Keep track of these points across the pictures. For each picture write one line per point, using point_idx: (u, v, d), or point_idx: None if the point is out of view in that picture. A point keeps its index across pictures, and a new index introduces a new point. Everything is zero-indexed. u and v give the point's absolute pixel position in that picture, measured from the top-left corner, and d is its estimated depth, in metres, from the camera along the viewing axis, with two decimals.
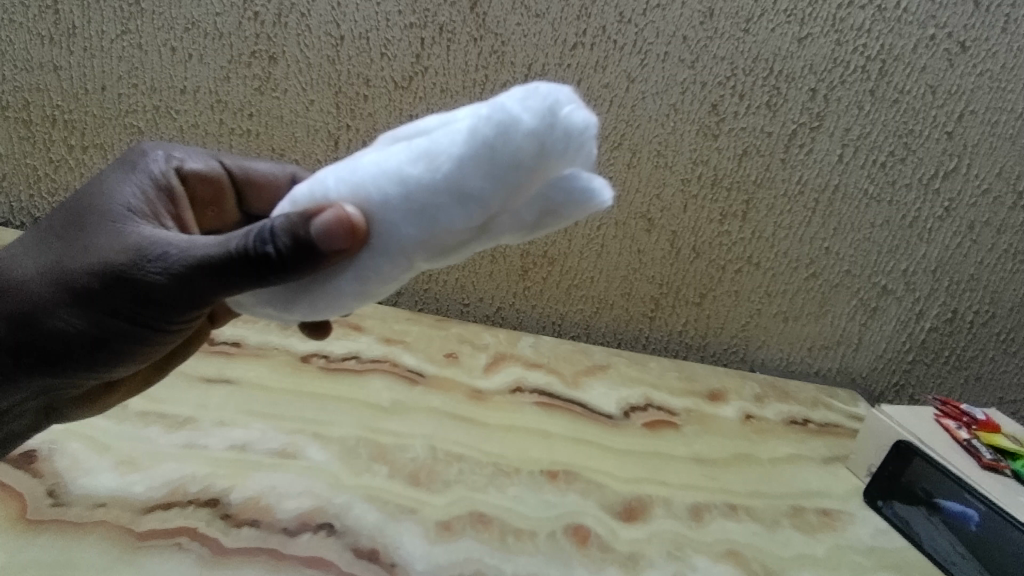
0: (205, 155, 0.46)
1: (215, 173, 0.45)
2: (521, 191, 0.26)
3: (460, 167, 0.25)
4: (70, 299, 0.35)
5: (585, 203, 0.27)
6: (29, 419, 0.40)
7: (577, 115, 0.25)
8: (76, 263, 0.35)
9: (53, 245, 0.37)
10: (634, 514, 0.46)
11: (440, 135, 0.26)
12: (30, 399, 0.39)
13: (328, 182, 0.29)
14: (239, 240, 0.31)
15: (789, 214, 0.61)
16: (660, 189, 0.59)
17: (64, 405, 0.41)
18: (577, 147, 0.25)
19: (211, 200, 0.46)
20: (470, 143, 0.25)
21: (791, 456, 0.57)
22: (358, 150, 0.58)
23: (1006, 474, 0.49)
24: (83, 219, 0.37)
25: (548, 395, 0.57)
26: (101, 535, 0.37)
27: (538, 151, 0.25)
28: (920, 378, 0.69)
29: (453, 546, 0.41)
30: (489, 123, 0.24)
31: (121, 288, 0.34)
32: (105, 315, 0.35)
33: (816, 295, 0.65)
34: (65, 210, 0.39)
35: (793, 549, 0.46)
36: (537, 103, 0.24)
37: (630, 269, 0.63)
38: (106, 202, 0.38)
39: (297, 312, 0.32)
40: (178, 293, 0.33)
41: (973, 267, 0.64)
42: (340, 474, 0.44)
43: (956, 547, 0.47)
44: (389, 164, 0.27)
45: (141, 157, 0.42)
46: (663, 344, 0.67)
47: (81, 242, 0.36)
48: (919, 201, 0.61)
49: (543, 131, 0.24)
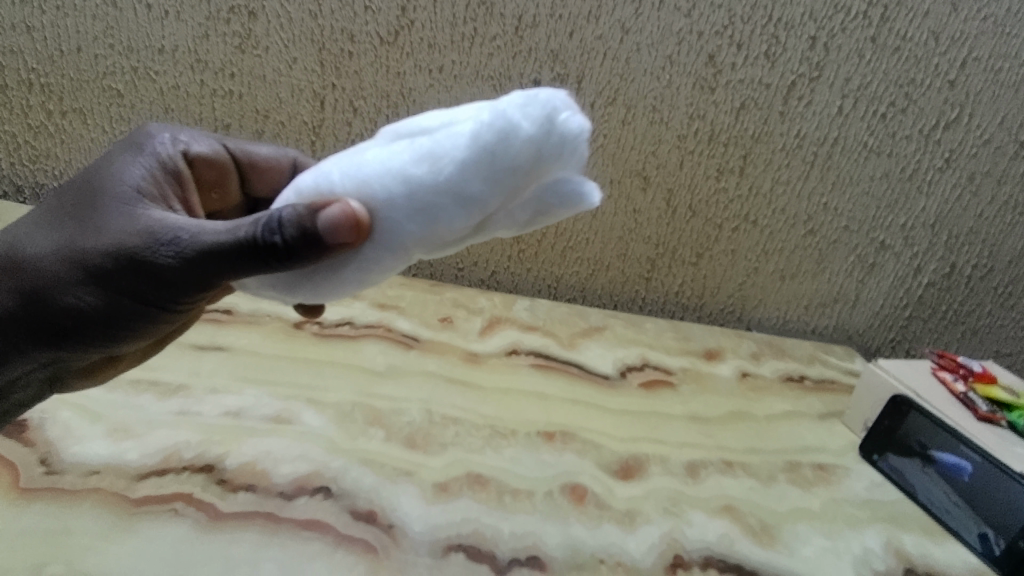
0: (209, 137, 0.45)
1: (220, 157, 0.44)
2: (517, 192, 0.27)
3: (463, 171, 0.26)
4: (81, 280, 0.34)
5: (575, 203, 0.28)
6: (35, 388, 0.39)
7: (572, 121, 0.26)
8: (90, 244, 0.34)
9: (66, 224, 0.36)
10: (630, 472, 0.46)
11: (443, 137, 0.27)
12: (37, 368, 0.38)
13: (333, 175, 0.29)
14: (248, 228, 0.30)
15: (787, 169, 0.60)
16: (656, 146, 0.58)
17: (68, 376, 0.40)
18: (570, 151, 0.26)
19: (216, 183, 0.45)
20: (472, 148, 0.26)
21: (787, 413, 0.57)
22: (344, 110, 0.57)
23: (1001, 425, 0.49)
24: (95, 199, 0.36)
25: (544, 356, 0.56)
26: (95, 501, 0.37)
27: (535, 155, 0.26)
28: (917, 333, 0.69)
29: (449, 506, 0.41)
30: (491, 130, 0.25)
31: (132, 271, 0.33)
32: (119, 294, 0.34)
33: (814, 252, 0.64)
34: (76, 191, 0.37)
35: (788, 504, 0.46)
36: (536, 110, 0.26)
37: (625, 230, 0.62)
38: (119, 184, 0.37)
39: (299, 296, 0.32)
40: (189, 277, 0.33)
41: (972, 220, 0.63)
42: (336, 439, 0.44)
43: (949, 496, 0.48)
44: (393, 163, 0.27)
45: (148, 139, 0.41)
46: (659, 306, 0.66)
47: (94, 223, 0.35)
48: (919, 152, 0.60)
49: (540, 137, 0.26)
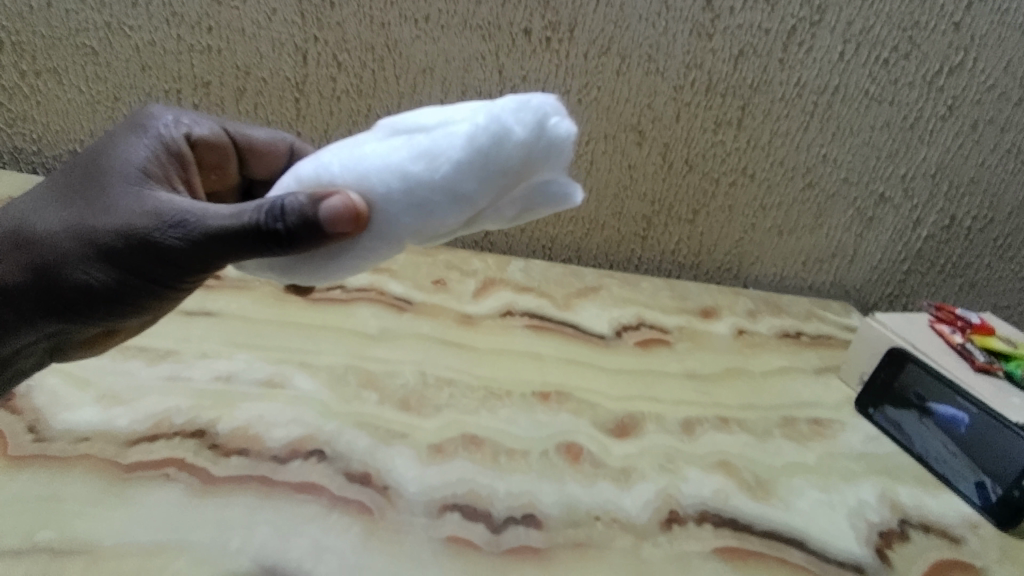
0: (209, 120, 0.43)
1: (220, 140, 0.43)
2: (507, 190, 0.29)
3: (458, 171, 0.28)
4: (78, 261, 0.33)
5: (559, 202, 0.31)
6: (36, 358, 0.39)
7: (561, 126, 0.28)
8: (100, 222, 0.33)
9: (72, 201, 0.35)
10: (626, 430, 0.46)
11: (440, 136, 0.29)
12: (40, 341, 0.37)
13: (333, 166, 0.31)
14: (251, 213, 0.31)
15: (786, 119, 0.58)
16: (651, 98, 0.57)
17: (70, 346, 0.40)
18: (558, 154, 0.29)
19: (216, 165, 0.43)
20: (468, 149, 0.28)
21: (783, 368, 0.56)
22: (328, 64, 0.55)
23: (999, 376, 0.49)
24: (101, 178, 0.35)
25: (539, 317, 0.56)
26: (86, 468, 0.36)
27: (525, 158, 0.28)
28: (915, 288, 0.68)
29: (445, 467, 0.41)
30: (486, 133, 0.28)
31: (131, 253, 0.33)
32: (128, 272, 0.33)
33: (812, 206, 0.63)
34: (82, 168, 0.36)
35: (784, 459, 0.46)
36: (529, 116, 0.28)
37: (621, 187, 0.61)
38: (125, 164, 0.36)
39: (296, 277, 0.34)
40: (190, 258, 0.32)
41: (974, 169, 0.62)
42: (329, 403, 0.44)
43: (948, 446, 0.48)
44: (392, 159, 0.29)
45: (150, 119, 0.40)
46: (655, 265, 0.65)
47: (102, 202, 0.34)
48: (921, 99, 0.58)
49: (531, 142, 0.28)
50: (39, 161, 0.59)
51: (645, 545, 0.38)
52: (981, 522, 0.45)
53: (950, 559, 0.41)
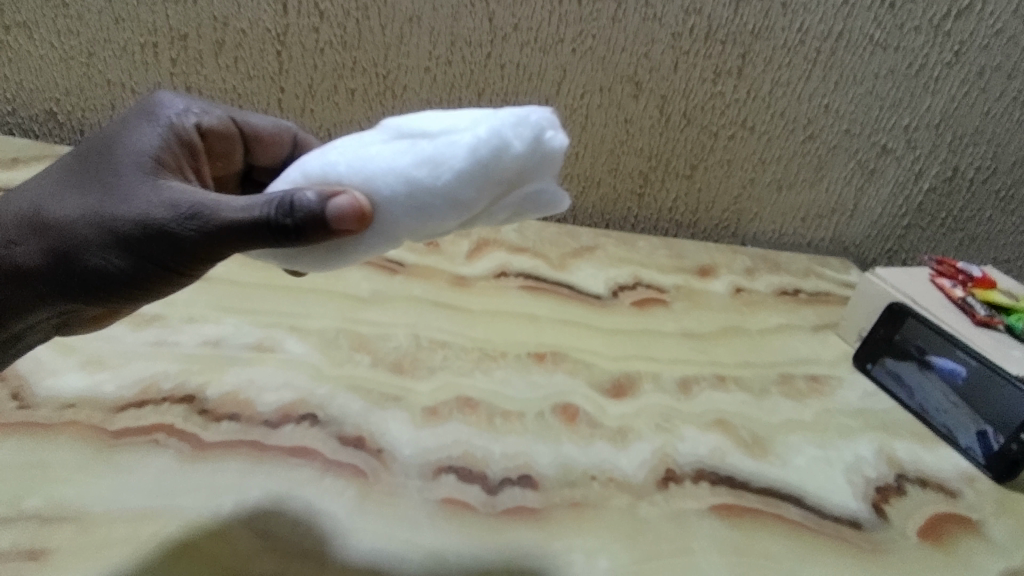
0: (218, 108, 0.41)
1: (227, 128, 0.41)
2: (502, 197, 0.30)
3: (459, 180, 0.28)
4: (83, 253, 0.32)
5: (548, 209, 0.31)
6: (44, 333, 0.37)
7: (556, 140, 0.29)
8: (106, 213, 0.32)
9: (84, 188, 0.33)
10: (622, 390, 0.46)
11: (444, 144, 0.29)
12: (50, 317, 0.35)
13: (339, 165, 0.31)
14: (261, 208, 0.29)
15: (787, 69, 0.56)
16: (649, 46, 0.55)
17: (77, 322, 0.37)
18: (550, 165, 0.30)
19: (222, 154, 0.42)
20: (470, 161, 0.28)
21: (781, 326, 0.56)
22: (309, 14, 0.53)
23: (998, 330, 0.49)
24: (116, 163, 0.33)
25: (534, 278, 0.55)
26: (71, 435, 0.36)
27: (520, 170, 0.29)
28: (914, 243, 0.67)
29: (439, 430, 0.40)
30: (487, 146, 0.28)
31: (138, 245, 0.31)
32: (146, 259, 0.32)
33: (813, 159, 0.61)
34: (95, 154, 0.35)
35: (782, 416, 0.46)
36: (527, 132, 0.28)
37: (617, 142, 0.59)
38: (140, 151, 0.34)
39: (299, 266, 0.33)
40: (198, 251, 0.31)
41: (978, 119, 0.60)
42: (321, 366, 0.43)
43: (948, 397, 0.48)
44: (397, 164, 0.29)
45: (159, 106, 0.38)
46: (652, 224, 0.64)
47: (117, 188, 0.32)
48: (927, 45, 0.56)
49: (527, 156, 0.29)
50: (15, 122, 0.57)
51: (642, 504, 0.38)
52: (977, 476, 0.45)
53: (947, 513, 0.41)
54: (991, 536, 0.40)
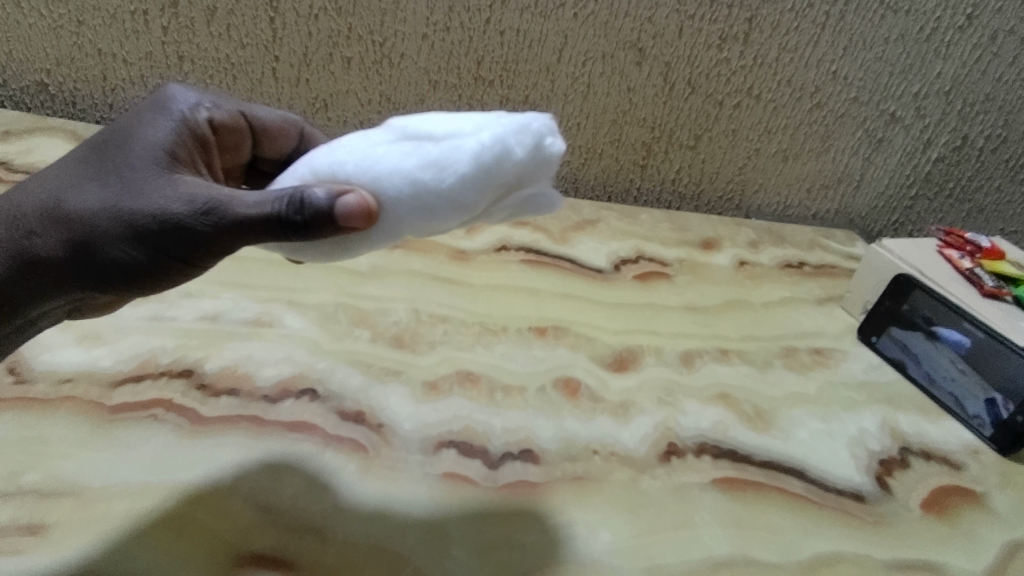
0: (228, 101, 0.40)
1: (237, 122, 0.39)
2: (501, 198, 0.29)
3: (463, 184, 0.28)
4: (97, 245, 0.31)
5: (544, 210, 0.31)
6: (54, 318, 0.36)
7: (556, 146, 0.29)
8: (121, 207, 0.31)
9: (98, 181, 0.32)
10: (624, 364, 0.45)
11: (449, 147, 0.28)
12: (61, 305, 0.35)
13: (346, 164, 0.30)
14: (273, 205, 0.29)
15: (795, 33, 0.55)
16: (653, 11, 0.53)
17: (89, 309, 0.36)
18: (548, 168, 0.29)
19: (233, 147, 0.40)
20: (474, 166, 0.27)
21: (785, 299, 0.55)
22: None
23: (1007, 301, 0.48)
24: (129, 157, 0.33)
25: (535, 252, 0.54)
26: (69, 410, 0.35)
27: (521, 174, 0.28)
28: (921, 215, 0.66)
29: (440, 404, 0.40)
30: (490, 151, 0.27)
31: (152, 239, 0.31)
32: (161, 254, 0.31)
33: (819, 128, 0.60)
34: (109, 147, 0.34)
35: (784, 389, 0.46)
36: (529, 139, 0.28)
37: (619, 112, 0.58)
38: (152, 144, 0.33)
39: (307, 258, 0.33)
40: (213, 245, 0.30)
41: (990, 86, 0.59)
42: (320, 341, 0.42)
43: (956, 365, 0.47)
44: (401, 165, 0.29)
45: (171, 98, 0.37)
46: (655, 196, 0.63)
47: (132, 182, 0.32)
48: (939, 8, 0.55)
49: (528, 161, 0.28)
50: (6, 93, 0.56)
51: (644, 478, 0.38)
52: (981, 450, 0.44)
53: (950, 486, 0.41)
54: (994, 508, 0.40)
